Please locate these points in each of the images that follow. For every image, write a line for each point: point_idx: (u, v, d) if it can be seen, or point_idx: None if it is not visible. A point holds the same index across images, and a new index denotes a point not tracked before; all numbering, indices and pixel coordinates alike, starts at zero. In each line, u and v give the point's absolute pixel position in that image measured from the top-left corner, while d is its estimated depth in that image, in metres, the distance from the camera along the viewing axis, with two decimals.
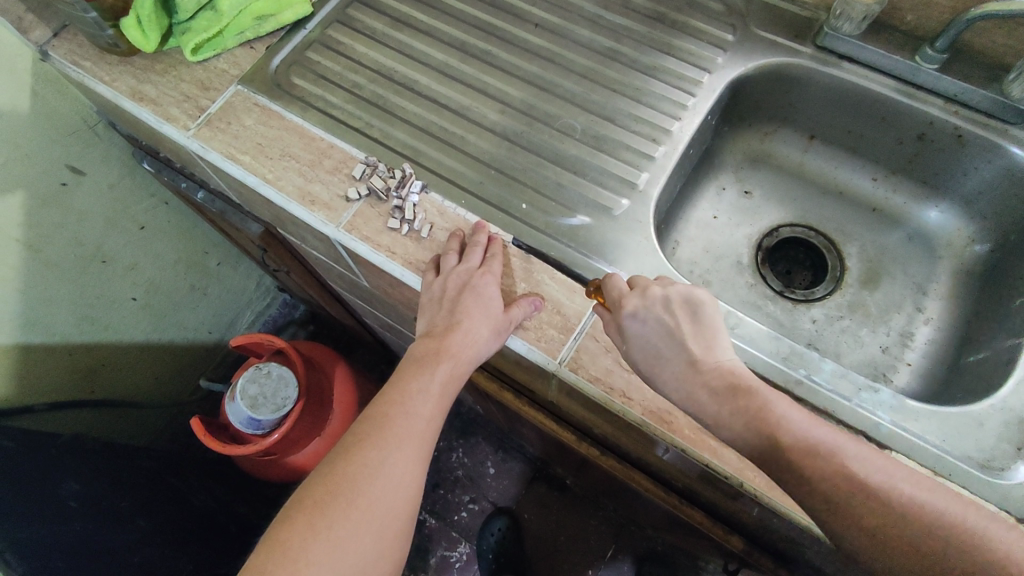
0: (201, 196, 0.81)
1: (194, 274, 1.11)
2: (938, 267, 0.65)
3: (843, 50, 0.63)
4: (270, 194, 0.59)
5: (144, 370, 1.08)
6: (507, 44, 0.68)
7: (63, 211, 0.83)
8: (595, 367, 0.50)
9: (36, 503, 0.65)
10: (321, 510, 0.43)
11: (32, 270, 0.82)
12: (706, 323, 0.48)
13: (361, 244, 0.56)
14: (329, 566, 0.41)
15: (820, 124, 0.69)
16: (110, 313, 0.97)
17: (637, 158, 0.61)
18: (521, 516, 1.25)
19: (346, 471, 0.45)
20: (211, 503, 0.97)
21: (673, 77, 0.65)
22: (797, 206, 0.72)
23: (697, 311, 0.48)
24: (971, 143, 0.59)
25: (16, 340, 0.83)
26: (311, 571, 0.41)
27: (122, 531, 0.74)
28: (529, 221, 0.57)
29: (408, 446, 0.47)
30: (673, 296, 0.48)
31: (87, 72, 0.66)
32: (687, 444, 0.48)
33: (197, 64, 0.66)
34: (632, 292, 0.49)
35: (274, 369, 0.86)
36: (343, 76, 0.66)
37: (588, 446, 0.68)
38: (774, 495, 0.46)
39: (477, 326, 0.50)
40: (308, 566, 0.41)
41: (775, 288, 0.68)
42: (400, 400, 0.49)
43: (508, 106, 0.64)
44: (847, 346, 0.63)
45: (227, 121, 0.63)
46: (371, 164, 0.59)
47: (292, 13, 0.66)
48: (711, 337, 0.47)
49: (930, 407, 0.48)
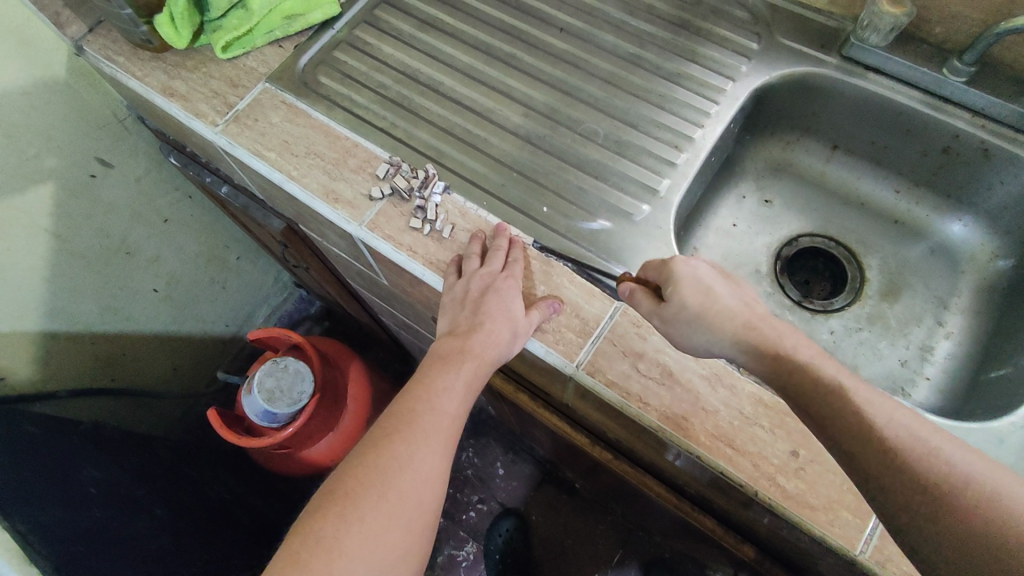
0: (225, 191, 0.82)
1: (214, 267, 1.13)
2: (960, 282, 0.65)
3: (869, 61, 0.63)
4: (295, 191, 0.60)
5: (163, 361, 1.10)
6: (531, 48, 0.68)
7: (91, 201, 0.85)
8: (612, 371, 0.50)
9: (56, 489, 0.66)
10: (352, 502, 0.43)
11: (59, 258, 0.84)
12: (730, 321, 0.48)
13: (383, 242, 0.57)
14: (361, 555, 0.42)
15: (843, 134, 0.68)
16: (131, 304, 0.98)
17: (659, 164, 0.61)
18: (529, 517, 1.25)
19: (376, 464, 0.45)
20: (225, 495, 0.98)
21: (696, 84, 0.65)
22: (818, 216, 0.72)
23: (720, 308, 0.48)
24: (996, 157, 0.59)
25: (41, 327, 0.85)
26: (343, 561, 0.41)
27: (139, 518, 0.76)
28: (550, 225, 0.57)
29: (435, 442, 0.47)
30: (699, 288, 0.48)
31: (119, 67, 0.67)
32: (702, 451, 0.48)
33: (227, 61, 0.67)
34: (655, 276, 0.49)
35: (292, 363, 0.87)
36: (369, 76, 0.67)
37: (601, 450, 0.68)
38: (790, 505, 0.46)
39: (499, 328, 0.50)
40: (340, 556, 0.41)
41: (793, 297, 0.68)
42: (427, 396, 0.49)
43: (532, 109, 0.64)
44: (865, 358, 0.63)
45: (254, 118, 0.64)
46: (395, 163, 0.60)
47: (321, 13, 0.67)
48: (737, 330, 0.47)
49: (950, 421, 0.48)
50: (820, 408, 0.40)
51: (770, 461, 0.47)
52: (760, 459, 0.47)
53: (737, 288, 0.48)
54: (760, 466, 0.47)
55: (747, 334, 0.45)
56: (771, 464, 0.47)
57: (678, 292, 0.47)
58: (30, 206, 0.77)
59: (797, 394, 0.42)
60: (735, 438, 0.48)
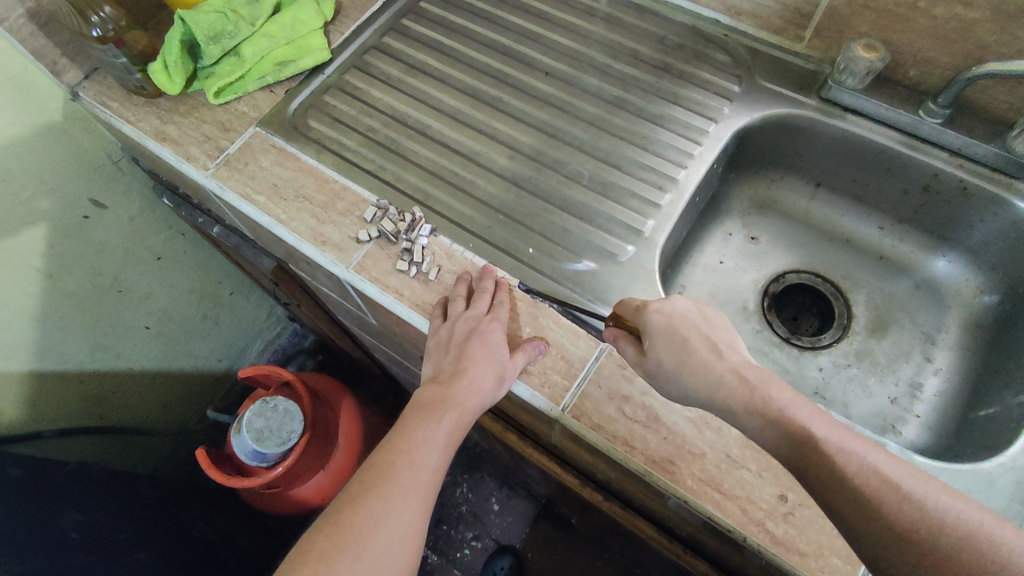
0: (217, 231, 0.83)
1: (206, 303, 1.13)
2: (946, 318, 0.65)
3: (846, 102, 0.64)
4: (282, 234, 0.61)
5: (153, 398, 1.09)
6: (517, 91, 0.70)
7: (83, 241, 0.85)
8: (598, 414, 0.50)
9: (36, 536, 0.65)
10: (328, 563, 0.42)
11: (50, 298, 0.84)
12: (718, 335, 0.47)
13: (369, 285, 0.57)
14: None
15: (826, 172, 0.69)
16: (122, 341, 0.98)
17: (643, 205, 0.62)
18: (525, 555, 1.22)
19: (352, 522, 0.44)
20: (213, 536, 0.96)
21: (680, 126, 0.66)
22: (804, 252, 0.72)
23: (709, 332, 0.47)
24: (976, 196, 0.60)
25: (29, 367, 0.85)
26: None
27: (122, 564, 0.74)
28: (536, 266, 0.58)
29: (412, 498, 0.47)
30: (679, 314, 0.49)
31: (114, 113, 0.68)
32: (689, 495, 0.47)
33: (219, 106, 0.68)
34: (639, 311, 0.50)
35: (281, 403, 0.86)
36: (358, 120, 0.68)
37: (591, 490, 0.67)
38: (778, 551, 0.45)
39: (482, 373, 0.50)
40: None
41: (781, 334, 0.68)
42: (407, 448, 0.49)
43: (518, 151, 0.65)
44: (855, 396, 0.62)
45: (244, 162, 0.64)
46: (382, 206, 0.60)
47: (312, 59, 0.69)
48: (724, 346, 0.46)
49: (938, 463, 0.48)
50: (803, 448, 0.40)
51: (758, 505, 0.47)
52: (749, 504, 0.47)
53: (717, 337, 0.47)
54: (749, 511, 0.47)
55: (730, 376, 0.44)
56: (760, 509, 0.47)
57: (659, 337, 0.47)
58: (22, 247, 0.77)
59: (778, 434, 0.41)
60: (722, 482, 0.48)
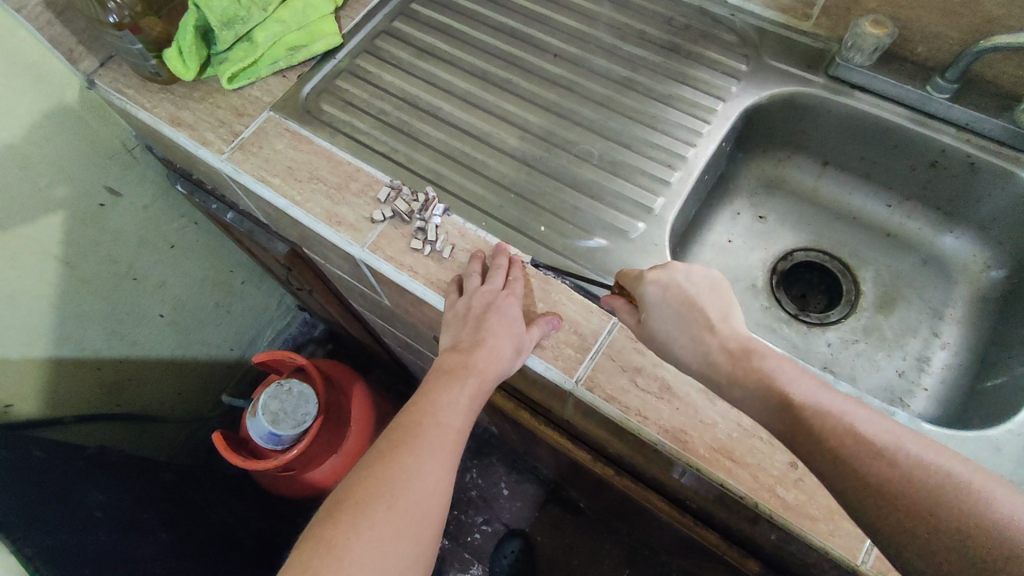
0: (230, 217, 0.84)
1: (219, 291, 1.14)
2: (954, 292, 0.65)
3: (855, 80, 0.65)
4: (298, 215, 0.62)
5: (167, 385, 1.11)
6: (527, 73, 0.71)
7: (99, 229, 0.86)
8: (611, 386, 0.51)
9: (62, 514, 0.67)
10: (363, 512, 0.44)
11: (68, 285, 0.85)
12: (712, 307, 0.49)
13: (385, 263, 0.58)
14: (372, 564, 0.42)
15: (833, 151, 0.70)
16: (138, 328, 1.00)
17: (653, 183, 0.62)
18: (534, 539, 1.23)
19: (385, 475, 0.46)
20: (229, 519, 0.98)
21: (688, 105, 0.67)
22: (811, 230, 0.73)
23: (707, 301, 0.49)
24: (984, 170, 0.61)
25: (48, 353, 0.86)
26: (355, 569, 0.41)
27: (144, 542, 0.76)
28: (547, 243, 0.59)
29: (441, 455, 0.48)
30: (680, 281, 0.50)
31: (130, 99, 0.69)
32: (702, 464, 0.48)
33: (233, 92, 0.69)
34: (638, 279, 0.51)
35: (296, 386, 0.88)
36: (370, 103, 0.69)
37: (602, 465, 0.68)
38: (789, 515, 0.46)
39: (500, 344, 0.51)
40: (352, 565, 0.41)
41: (789, 310, 0.68)
42: (433, 410, 0.50)
43: (528, 132, 0.66)
44: (863, 370, 0.63)
45: (259, 146, 0.65)
46: (396, 187, 0.61)
47: (323, 44, 0.70)
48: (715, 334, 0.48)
49: (946, 430, 0.49)
50: (794, 413, 0.43)
51: (769, 472, 0.48)
52: (759, 471, 0.48)
53: (712, 311, 0.49)
54: (760, 477, 0.48)
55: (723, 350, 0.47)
56: (771, 476, 0.48)
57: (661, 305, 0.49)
58: (39, 235, 0.79)
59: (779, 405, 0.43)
60: (733, 450, 0.49)
